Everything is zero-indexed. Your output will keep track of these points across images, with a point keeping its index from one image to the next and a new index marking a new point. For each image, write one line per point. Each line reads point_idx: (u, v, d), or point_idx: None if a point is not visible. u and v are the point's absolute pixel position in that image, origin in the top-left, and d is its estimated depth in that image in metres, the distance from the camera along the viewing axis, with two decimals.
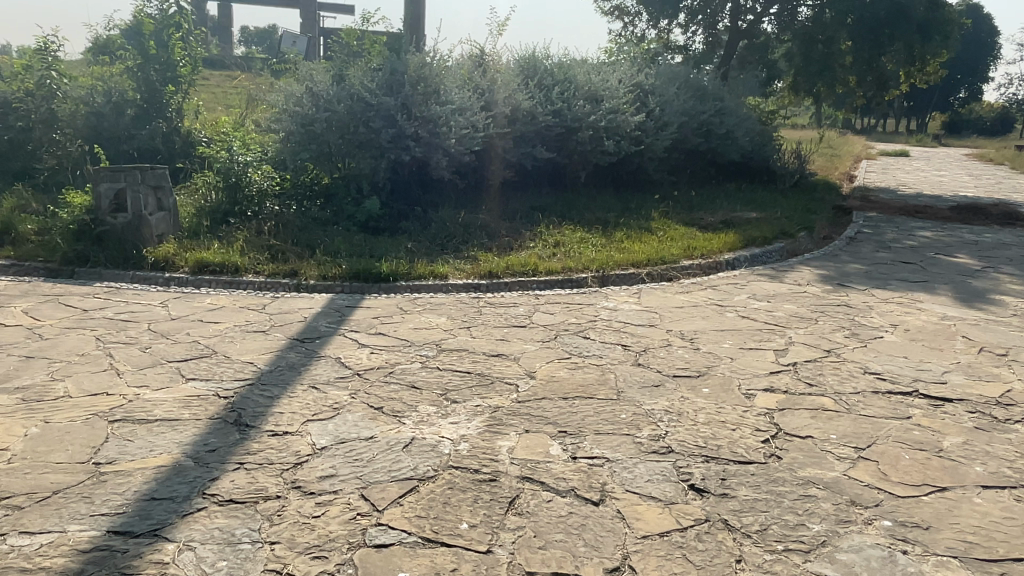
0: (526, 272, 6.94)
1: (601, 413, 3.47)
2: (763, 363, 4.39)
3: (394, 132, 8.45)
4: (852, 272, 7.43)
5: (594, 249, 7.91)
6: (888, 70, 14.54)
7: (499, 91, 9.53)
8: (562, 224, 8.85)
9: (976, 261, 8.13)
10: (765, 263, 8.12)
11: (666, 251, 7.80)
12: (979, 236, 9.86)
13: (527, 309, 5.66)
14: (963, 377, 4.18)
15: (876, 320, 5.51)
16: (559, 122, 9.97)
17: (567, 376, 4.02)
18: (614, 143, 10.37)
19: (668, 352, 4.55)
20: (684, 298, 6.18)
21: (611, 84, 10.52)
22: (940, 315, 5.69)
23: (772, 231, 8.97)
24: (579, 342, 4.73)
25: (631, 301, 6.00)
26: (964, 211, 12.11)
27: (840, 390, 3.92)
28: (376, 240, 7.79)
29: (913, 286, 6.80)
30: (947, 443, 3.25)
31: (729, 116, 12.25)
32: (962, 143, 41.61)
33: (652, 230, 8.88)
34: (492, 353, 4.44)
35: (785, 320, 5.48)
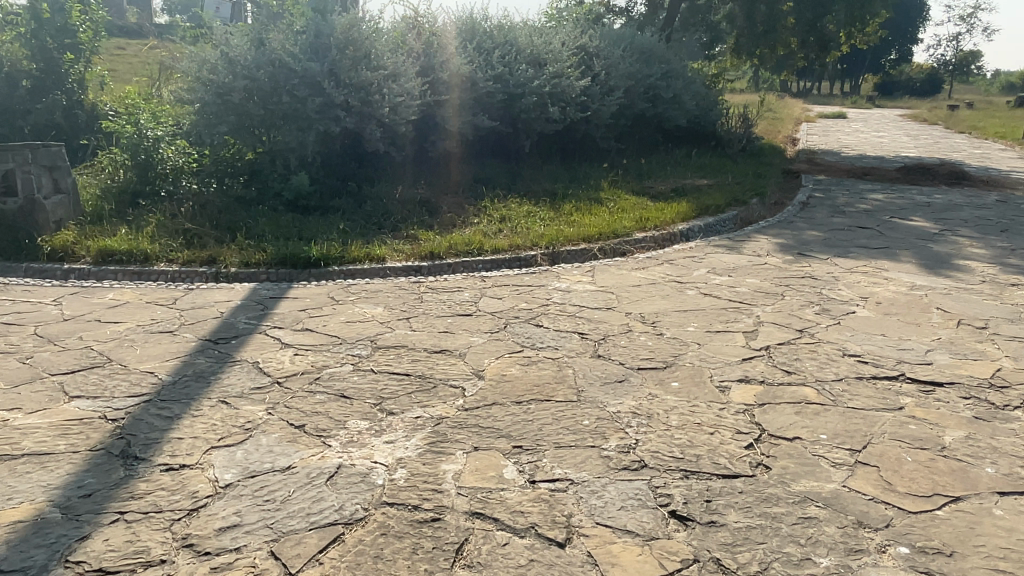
0: (470, 252, 6.42)
1: (560, 421, 3.00)
2: (734, 348, 3.99)
3: (321, 101, 7.79)
4: (810, 239, 7.12)
5: (542, 224, 7.44)
6: (830, 31, 14.28)
7: (436, 56, 8.91)
8: (507, 198, 8.35)
9: (932, 224, 7.93)
10: (719, 233, 7.77)
11: (618, 223, 7.38)
12: (930, 197, 9.71)
13: (472, 294, 5.15)
14: (949, 356, 3.84)
15: (845, 292, 5.16)
16: (501, 88, 9.40)
17: (519, 376, 3.54)
18: (559, 109, 9.87)
19: (629, 339, 4.11)
20: (641, 275, 5.75)
21: (554, 46, 10.03)
22: (908, 284, 5.38)
23: (724, 198, 8.64)
24: (531, 332, 4.25)
25: (585, 281, 5.55)
26: (911, 171, 12.00)
27: (822, 378, 3.53)
28: (306, 220, 7.17)
29: (874, 253, 6.50)
30: (948, 439, 2.88)
31: (675, 80, 11.87)
32: (896, 104, 42.40)
33: (602, 201, 8.46)
34: (433, 349, 3.92)
35: (749, 296, 5.10)
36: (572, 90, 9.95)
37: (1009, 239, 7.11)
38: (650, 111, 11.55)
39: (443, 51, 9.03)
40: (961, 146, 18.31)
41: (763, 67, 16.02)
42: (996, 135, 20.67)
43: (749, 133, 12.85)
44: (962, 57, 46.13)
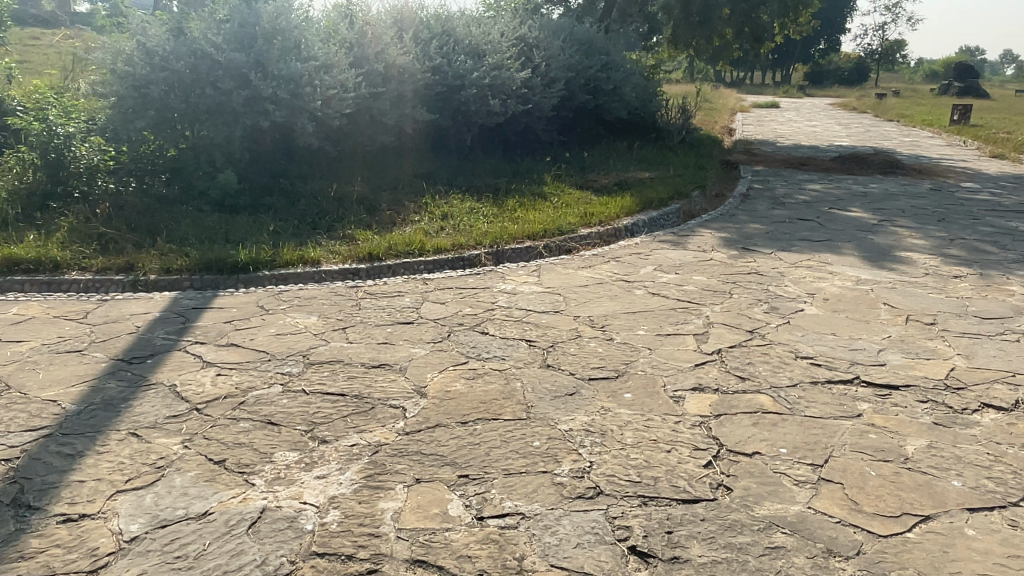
0: (411, 252, 6.15)
1: (508, 443, 2.79)
2: (685, 353, 3.84)
3: (247, 94, 7.39)
4: (754, 232, 7.07)
5: (485, 221, 7.21)
6: (764, 22, 14.56)
7: (371, 46, 8.56)
8: (449, 193, 8.08)
9: (870, 214, 7.99)
10: (664, 228, 7.68)
11: (562, 219, 7.20)
12: (866, 187, 9.84)
13: (413, 300, 4.89)
14: (902, 356, 3.77)
15: (792, 288, 5.08)
16: (440, 79, 9.10)
17: (463, 392, 3.30)
18: (500, 101, 9.65)
19: (578, 346, 3.92)
20: (587, 274, 5.57)
21: (492, 37, 9.88)
22: (854, 278, 5.34)
23: (668, 191, 8.57)
24: (475, 341, 4.02)
25: (531, 282, 5.34)
26: (847, 161, 12.18)
27: (777, 384, 3.40)
28: (233, 221, 6.77)
29: (817, 245, 6.48)
30: (910, 449, 2.78)
31: (615, 71, 11.76)
32: (826, 93, 43.49)
33: (546, 195, 8.28)
34: (371, 363, 3.66)
35: (698, 294, 4.97)
36: (512, 82, 9.72)
37: (945, 228, 7.21)
38: (591, 103, 11.41)
39: (377, 41, 8.69)
40: (890, 134, 18.79)
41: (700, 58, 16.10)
42: (922, 123, 21.31)
43: (688, 124, 12.85)
44: (888, 47, 47.59)
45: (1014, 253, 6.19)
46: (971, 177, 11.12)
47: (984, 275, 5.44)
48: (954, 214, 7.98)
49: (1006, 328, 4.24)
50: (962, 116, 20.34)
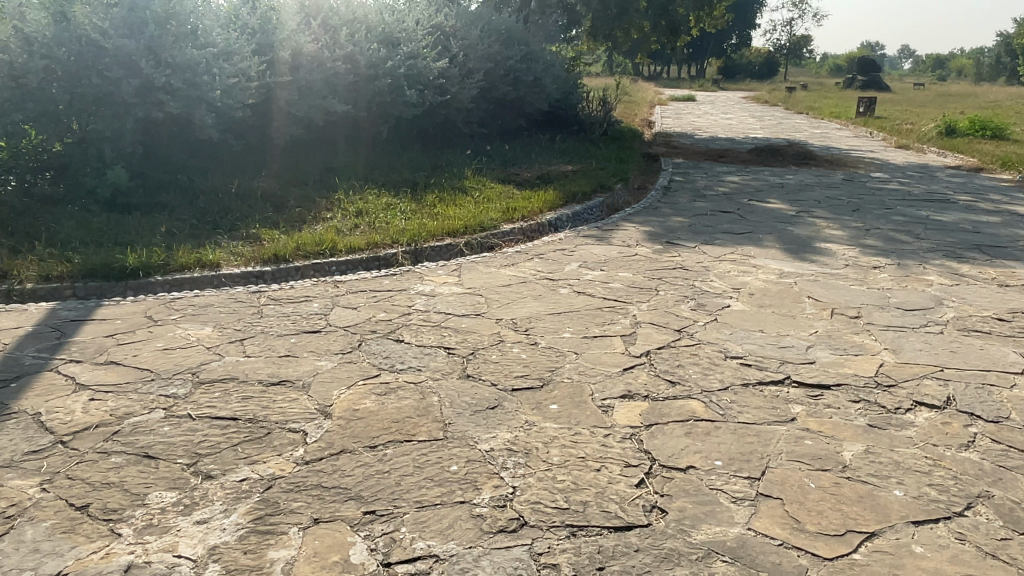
0: (321, 253, 5.75)
1: (422, 469, 2.50)
2: (613, 357, 3.62)
3: (138, 84, 6.84)
4: (676, 225, 6.97)
5: (402, 218, 6.87)
6: (680, 15, 14.95)
7: (276, 33, 8.06)
8: (363, 188, 7.69)
9: (788, 205, 8.03)
10: (587, 222, 7.52)
11: (483, 215, 6.93)
12: (783, 178, 9.95)
13: (322, 305, 4.52)
14: (830, 353, 3.66)
15: (718, 284, 4.95)
16: (352, 68, 8.67)
17: (373, 411, 2.99)
18: (417, 92, 9.28)
19: (500, 352, 3.65)
20: (509, 273, 5.31)
21: (406, 25, 9.50)
22: (777, 272, 5.26)
23: (591, 184, 8.42)
24: (388, 350, 3.70)
25: (451, 282, 5.05)
26: (763, 152, 12.35)
27: (708, 388, 3.22)
28: (124, 221, 6.21)
29: (739, 238, 6.41)
30: (848, 455, 2.64)
31: (534, 62, 11.55)
32: (739, 87, 44.67)
33: (466, 190, 7.98)
34: (270, 381, 3.30)
35: (624, 292, 4.77)
36: (428, 72, 9.37)
37: (861, 218, 7.29)
38: (511, 95, 11.17)
39: (284, 28, 8.18)
40: (802, 126, 19.32)
41: (618, 51, 16.12)
42: (831, 116, 22.02)
43: (608, 116, 12.78)
44: (796, 42, 49.28)
45: (927, 242, 6.28)
46: (880, 168, 11.43)
47: (902, 265, 5.47)
48: (868, 204, 8.11)
49: (928, 319, 4.21)
50: (868, 108, 21.10)
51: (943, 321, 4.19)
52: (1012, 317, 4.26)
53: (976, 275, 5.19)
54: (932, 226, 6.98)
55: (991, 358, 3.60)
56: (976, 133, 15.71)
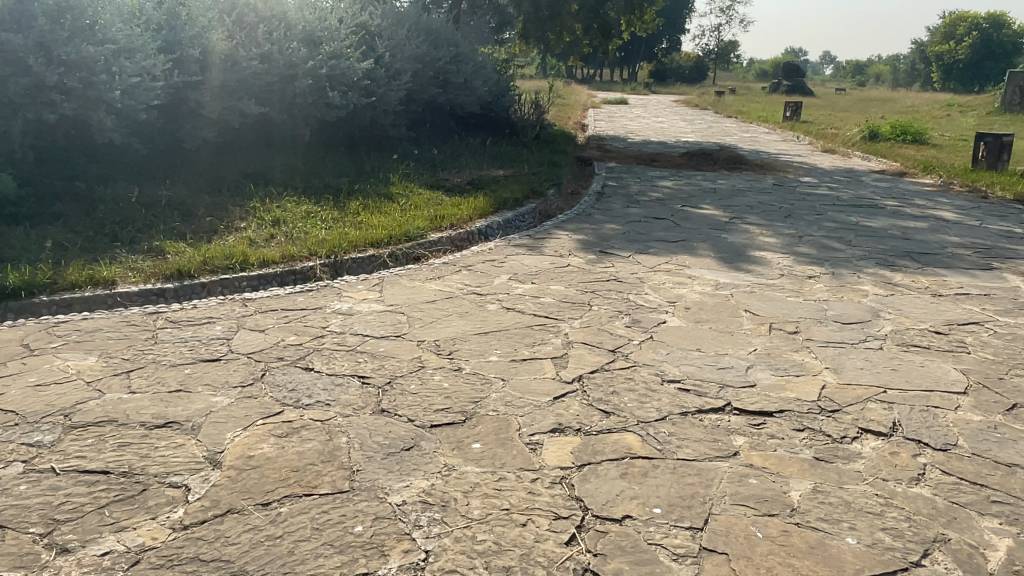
0: (231, 267, 5.31)
1: (321, 533, 2.18)
2: (543, 383, 3.34)
3: (27, 83, 6.22)
4: (610, 233, 6.77)
5: (322, 227, 6.46)
6: (611, 19, 15.07)
7: (185, 29, 7.51)
8: (282, 195, 7.23)
9: (721, 211, 7.94)
10: (518, 230, 7.26)
11: (409, 223, 6.58)
12: (715, 183, 9.91)
13: (225, 328, 4.11)
14: (771, 374, 3.47)
15: (652, 297, 4.74)
16: (269, 68, 8.17)
17: (270, 457, 2.63)
18: (340, 93, 8.84)
19: (420, 380, 3.32)
20: (435, 287, 4.99)
21: (328, 23, 9.04)
22: (713, 283, 5.09)
23: (522, 190, 8.16)
24: (295, 381, 3.32)
25: (371, 298, 4.68)
26: (695, 156, 12.35)
27: (645, 418, 2.97)
28: (10, 233, 5.63)
29: (673, 246, 6.24)
30: (796, 496, 2.42)
31: (464, 64, 11.23)
32: (670, 90, 45.36)
33: (393, 196, 7.61)
34: (153, 424, 2.90)
35: (555, 308, 4.51)
36: (352, 72, 8.94)
37: (793, 225, 7.24)
38: (441, 97, 10.83)
39: (194, 24, 7.64)
40: (731, 130, 19.57)
41: (550, 53, 15.97)
42: (758, 119, 22.42)
43: (541, 120, 12.57)
44: (724, 46, 50.40)
45: (859, 249, 6.24)
46: (808, 172, 11.55)
47: (836, 274, 5.38)
48: (799, 210, 8.09)
49: (867, 333, 4.08)
50: (794, 112, 21.55)
51: (881, 335, 4.07)
52: (948, 329, 4.17)
53: (909, 284, 5.14)
54: (862, 232, 6.98)
55: (933, 376, 3.47)
56: (897, 137, 16.16)
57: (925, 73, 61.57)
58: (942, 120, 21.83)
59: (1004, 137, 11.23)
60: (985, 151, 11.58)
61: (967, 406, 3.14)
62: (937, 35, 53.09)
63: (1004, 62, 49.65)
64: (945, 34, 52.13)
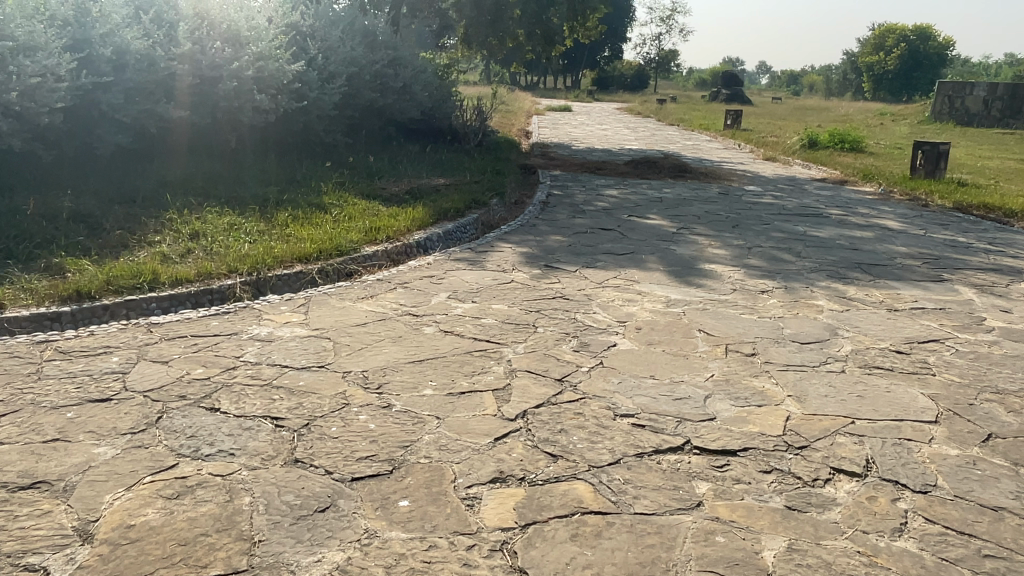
0: (139, 286, 4.80)
1: None
2: (483, 420, 2.97)
3: None
4: (555, 245, 6.46)
5: (246, 241, 5.97)
6: (554, 25, 14.79)
7: (95, 26, 6.94)
8: (203, 207, 6.71)
9: (669, 221, 7.73)
10: (459, 242, 6.90)
11: (341, 236, 6.15)
12: (660, 192, 9.73)
13: (123, 360, 3.63)
14: (731, 404, 3.18)
15: (601, 317, 4.42)
16: (190, 69, 7.64)
17: (154, 527, 2.20)
18: (269, 97, 8.34)
19: (341, 420, 2.92)
20: (366, 308, 4.57)
21: (256, 22, 8.52)
22: (663, 299, 4.81)
23: (464, 200, 7.80)
24: (196, 425, 2.89)
25: (294, 321, 4.25)
26: (640, 164, 12.18)
27: (597, 462, 2.63)
28: None
29: (621, 259, 5.95)
30: (769, 557, 2.12)
31: (403, 68, 10.82)
32: (613, 98, 45.64)
33: (326, 207, 7.16)
34: (16, 486, 2.45)
35: (497, 330, 4.15)
36: (282, 75, 8.45)
37: (741, 235, 7.06)
38: (379, 102, 10.38)
39: (105, 20, 7.07)
40: (674, 137, 19.61)
41: (493, 58, 15.68)
42: (699, 127, 22.55)
43: (484, 126, 12.23)
44: (664, 56, 51.10)
45: (810, 261, 6.07)
46: (752, 180, 11.50)
47: (789, 288, 5.17)
48: (746, 219, 7.94)
49: (827, 355, 3.85)
50: (734, 120, 21.74)
51: (843, 356, 3.84)
52: (909, 348, 3.98)
53: (863, 299, 4.96)
54: (811, 242, 6.83)
55: (900, 404, 3.24)
56: (835, 145, 16.37)
57: (855, 83, 63.61)
58: (876, 128, 22.36)
59: (941, 145, 11.40)
60: (923, 159, 11.72)
61: (941, 437, 2.90)
62: (867, 46, 54.89)
63: (929, 74, 51.64)
64: (875, 45, 53.87)
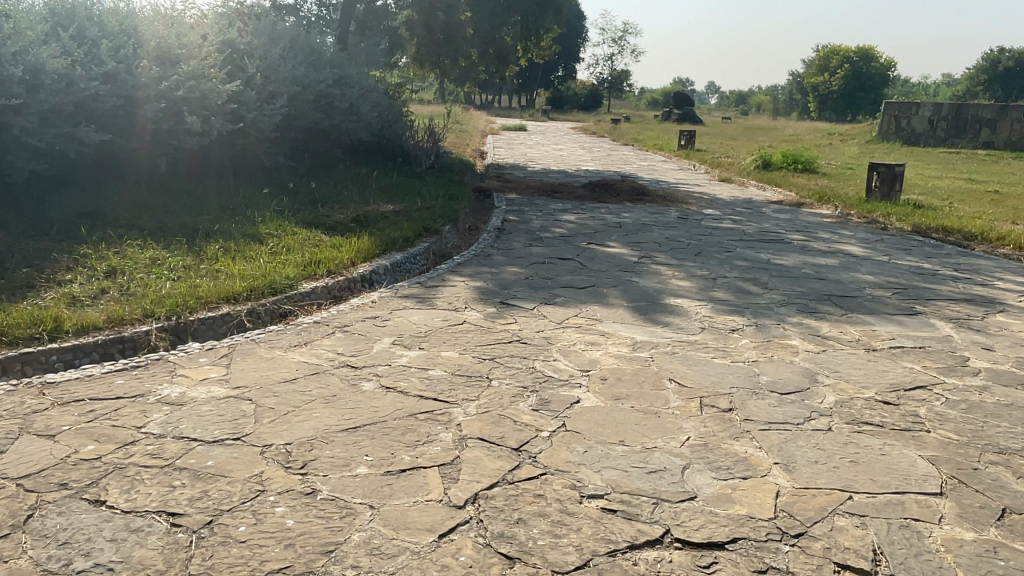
0: (37, 335, 4.22)
1: None
2: (425, 507, 2.51)
3: None
4: (510, 278, 6.03)
5: (168, 279, 5.40)
6: (507, 44, 14.55)
7: (5, 43, 6.28)
8: (123, 240, 6.11)
9: (629, 249, 7.38)
10: (407, 275, 6.43)
11: (276, 272, 5.62)
12: (618, 217, 9.40)
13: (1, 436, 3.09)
14: (712, 476, 2.78)
15: (562, 365, 3.99)
16: (113, 89, 7.03)
17: None
18: (202, 119, 7.77)
19: (254, 516, 2.44)
20: (297, 358, 4.06)
21: (189, 40, 7.95)
22: (629, 342, 4.41)
23: (413, 227, 7.33)
24: (72, 529, 2.40)
25: (213, 379, 3.74)
26: (597, 187, 11.87)
27: (562, 567, 2.20)
28: None
29: (581, 294, 5.55)
30: None
31: (349, 88, 10.35)
32: (567, 118, 45.63)
33: (262, 237, 6.62)
34: None
35: (446, 384, 3.67)
36: (216, 96, 7.90)
37: (705, 265, 6.73)
38: (324, 123, 9.87)
39: (17, 36, 6.42)
40: (630, 158, 19.46)
41: (445, 77, 15.31)
42: (654, 147, 22.51)
43: (436, 148, 11.79)
44: (617, 76, 51.54)
45: (778, 293, 5.76)
46: (709, 203, 11.28)
47: (760, 325, 4.82)
48: (709, 246, 7.63)
49: (810, 408, 3.47)
50: (688, 141, 21.73)
51: (827, 410, 3.48)
52: (896, 399, 3.66)
53: (839, 337, 4.64)
54: (777, 271, 6.54)
55: (899, 470, 2.89)
56: (789, 166, 16.38)
57: (802, 103, 65.16)
58: (826, 148, 22.59)
59: (896, 167, 11.39)
60: (878, 181, 11.68)
61: (951, 516, 2.55)
62: (812, 67, 56.27)
63: (873, 94, 53.09)
64: (820, 67, 55.35)
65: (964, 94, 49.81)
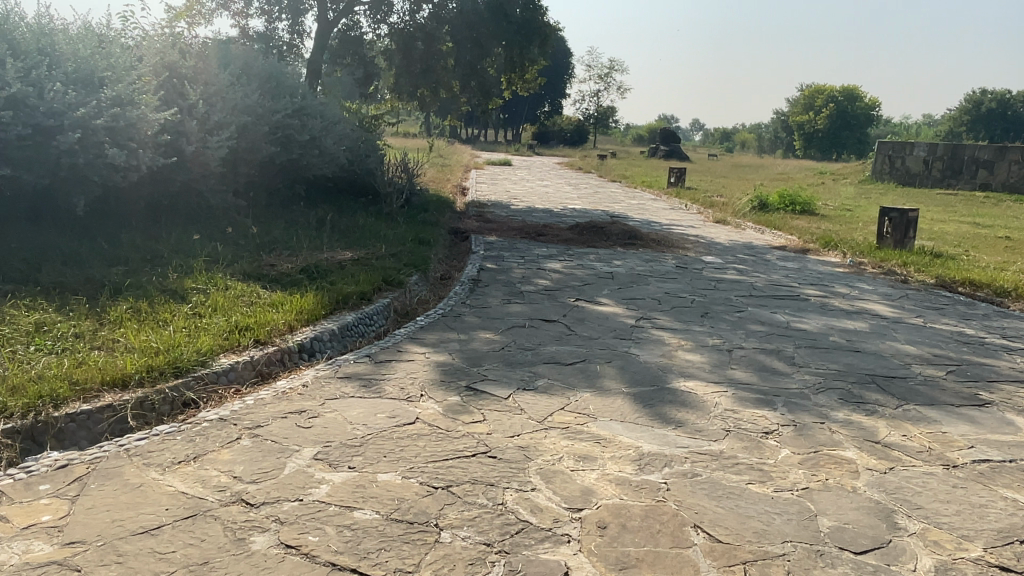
0: None
1: None
2: None
3: None
4: (482, 350, 4.94)
5: (47, 354, 4.25)
6: (490, 75, 13.64)
7: None
8: (6, 300, 4.96)
9: (623, 308, 6.32)
10: (357, 344, 5.30)
11: (187, 342, 4.48)
12: (609, 266, 8.36)
13: None
14: None
15: (543, 498, 2.87)
16: (18, 117, 5.85)
17: None
18: (128, 150, 6.65)
19: None
20: (177, 484, 2.92)
21: (118, 61, 6.84)
22: (633, 456, 3.30)
23: (371, 281, 6.24)
24: None
25: (44, 530, 2.59)
26: (584, 230, 10.86)
27: None
28: None
29: (569, 375, 4.46)
30: None
31: (310, 119, 9.33)
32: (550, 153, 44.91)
33: (184, 293, 5.49)
34: None
35: (375, 538, 2.52)
36: (146, 125, 6.80)
37: (716, 331, 5.67)
38: (280, 157, 8.82)
39: None
40: (618, 196, 18.52)
41: (424, 110, 14.36)
42: (643, 184, 21.67)
43: (409, 184, 10.76)
44: (603, 111, 51.22)
45: (810, 372, 4.70)
46: (708, 249, 10.30)
47: (799, 426, 3.73)
48: (716, 305, 6.59)
49: None
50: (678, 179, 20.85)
51: None
52: (1016, 564, 2.57)
53: (905, 445, 3.57)
54: (802, 340, 5.49)
55: None
56: (786, 207, 15.48)
57: (787, 140, 65.24)
58: (820, 188, 21.87)
59: (910, 212, 10.46)
60: (890, 227, 10.74)
61: None
62: (795, 106, 56.24)
63: (857, 132, 53.03)
64: (806, 105, 55.40)
65: (948, 136, 49.91)
